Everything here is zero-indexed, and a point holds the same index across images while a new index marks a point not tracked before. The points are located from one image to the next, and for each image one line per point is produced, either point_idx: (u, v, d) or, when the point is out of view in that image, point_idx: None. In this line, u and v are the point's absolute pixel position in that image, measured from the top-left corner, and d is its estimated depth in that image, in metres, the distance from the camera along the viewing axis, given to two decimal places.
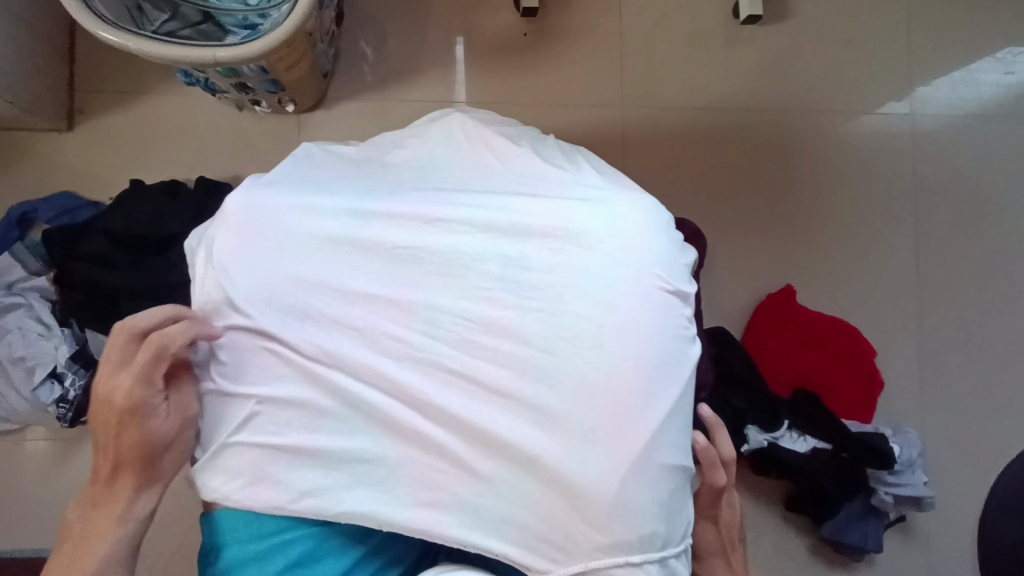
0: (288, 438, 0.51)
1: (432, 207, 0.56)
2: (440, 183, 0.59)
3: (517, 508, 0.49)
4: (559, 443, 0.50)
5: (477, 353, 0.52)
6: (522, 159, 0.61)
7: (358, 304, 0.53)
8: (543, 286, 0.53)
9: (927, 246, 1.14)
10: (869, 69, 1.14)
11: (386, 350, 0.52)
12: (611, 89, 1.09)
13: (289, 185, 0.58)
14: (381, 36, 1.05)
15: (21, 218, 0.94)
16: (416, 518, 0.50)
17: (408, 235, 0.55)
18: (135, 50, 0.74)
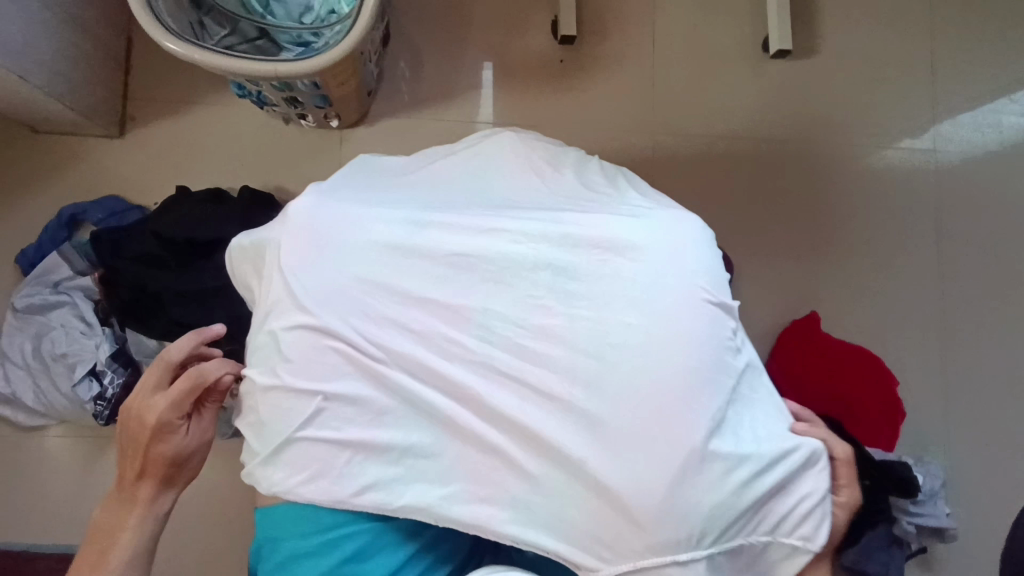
0: (350, 435, 0.53)
1: (488, 218, 0.58)
2: (492, 198, 0.61)
3: (568, 507, 0.52)
4: (608, 448, 0.51)
5: (528, 358, 0.54)
6: (568, 181, 0.64)
7: (417, 307, 0.56)
8: (591, 295, 0.55)
9: (949, 279, 1.15)
10: (893, 105, 1.18)
11: (441, 353, 0.54)
12: (642, 115, 1.12)
13: (349, 194, 0.60)
14: (422, 58, 1.09)
15: (71, 218, 0.98)
16: (469, 512, 0.53)
17: (464, 244, 0.57)
18: (199, 61, 0.78)
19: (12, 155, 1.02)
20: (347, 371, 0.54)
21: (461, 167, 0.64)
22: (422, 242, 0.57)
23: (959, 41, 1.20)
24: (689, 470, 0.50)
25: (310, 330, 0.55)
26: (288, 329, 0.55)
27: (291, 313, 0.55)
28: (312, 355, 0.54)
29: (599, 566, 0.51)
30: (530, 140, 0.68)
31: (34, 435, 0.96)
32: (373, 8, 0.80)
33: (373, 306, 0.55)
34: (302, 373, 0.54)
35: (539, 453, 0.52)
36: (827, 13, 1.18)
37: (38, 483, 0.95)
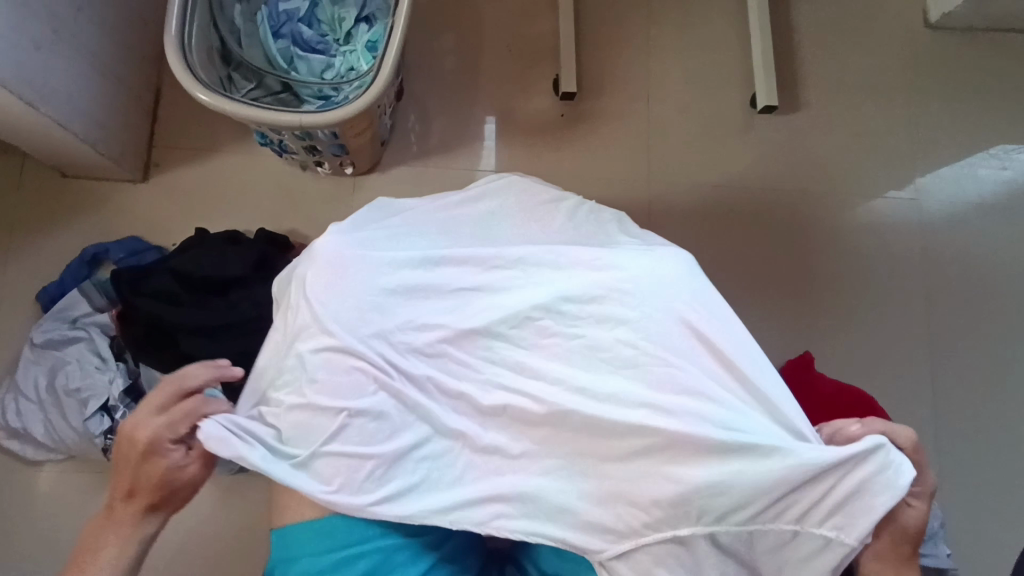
0: (367, 448, 0.56)
1: (499, 253, 0.62)
2: (500, 235, 0.66)
3: (575, 500, 0.55)
4: (609, 447, 0.55)
5: (526, 372, 0.58)
6: (569, 222, 0.68)
7: (428, 329, 0.59)
8: (588, 316, 0.59)
9: (936, 323, 1.19)
10: (875, 158, 1.25)
11: (452, 371, 0.58)
12: (638, 166, 1.19)
13: (367, 232, 0.65)
14: (432, 111, 1.17)
15: (93, 257, 1.02)
16: (483, 511, 0.56)
17: (477, 277, 0.61)
18: (228, 112, 0.84)
19: (40, 198, 1.07)
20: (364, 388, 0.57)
21: (469, 208, 0.69)
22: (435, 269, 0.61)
23: (932, 100, 1.28)
24: (682, 460, 0.54)
25: (329, 353, 0.58)
26: (309, 353, 0.59)
27: (311, 339, 0.59)
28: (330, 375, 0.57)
29: (605, 547, 0.55)
30: (535, 185, 0.72)
31: (43, 469, 0.98)
32: (391, 66, 0.86)
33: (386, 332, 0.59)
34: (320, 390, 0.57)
35: (541, 456, 0.57)
36: (810, 74, 1.26)
37: (45, 517, 0.96)
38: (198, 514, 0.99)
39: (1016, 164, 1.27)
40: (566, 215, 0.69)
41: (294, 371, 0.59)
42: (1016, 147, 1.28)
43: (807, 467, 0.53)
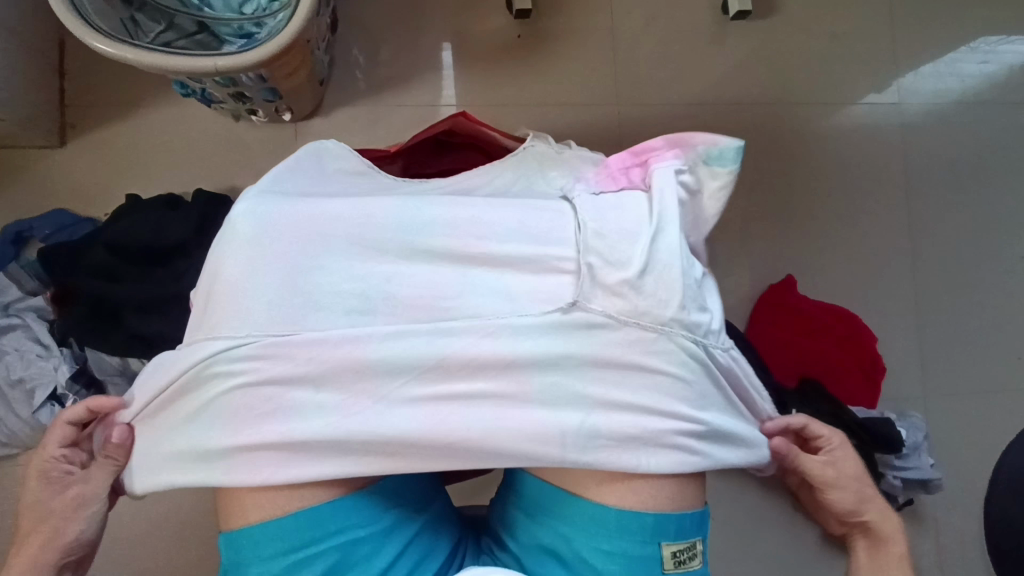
0: (270, 386, 0.50)
1: (446, 304, 0.51)
2: (484, 220, 0.54)
3: (456, 362, 0.50)
4: (506, 383, 0.51)
5: (457, 373, 0.50)
6: (621, 215, 0.56)
7: (399, 271, 0.53)
8: (574, 371, 0.51)
9: (920, 235, 1.16)
10: (855, 61, 1.16)
11: (411, 384, 0.50)
12: (605, 89, 1.10)
13: (314, 181, 0.60)
14: (372, 42, 1.05)
15: (17, 236, 0.93)
16: (349, 410, 0.50)
17: (438, 386, 0.50)
18: (134, 61, 0.73)
19: None
20: (307, 453, 0.50)
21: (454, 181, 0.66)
22: (410, 251, 0.53)
23: None
24: (606, 370, 0.51)
25: (269, 380, 0.50)
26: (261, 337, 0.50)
27: (249, 333, 0.51)
28: (284, 368, 0.50)
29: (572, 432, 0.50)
30: (530, 157, 0.65)
31: (11, 463, 0.94)
32: None
33: (343, 298, 0.51)
34: (266, 425, 0.50)
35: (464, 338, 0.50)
36: None
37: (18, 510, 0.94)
38: (174, 494, 0.96)
39: (999, 57, 1.19)
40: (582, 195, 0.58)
41: (225, 365, 0.50)
42: (1001, 38, 1.20)
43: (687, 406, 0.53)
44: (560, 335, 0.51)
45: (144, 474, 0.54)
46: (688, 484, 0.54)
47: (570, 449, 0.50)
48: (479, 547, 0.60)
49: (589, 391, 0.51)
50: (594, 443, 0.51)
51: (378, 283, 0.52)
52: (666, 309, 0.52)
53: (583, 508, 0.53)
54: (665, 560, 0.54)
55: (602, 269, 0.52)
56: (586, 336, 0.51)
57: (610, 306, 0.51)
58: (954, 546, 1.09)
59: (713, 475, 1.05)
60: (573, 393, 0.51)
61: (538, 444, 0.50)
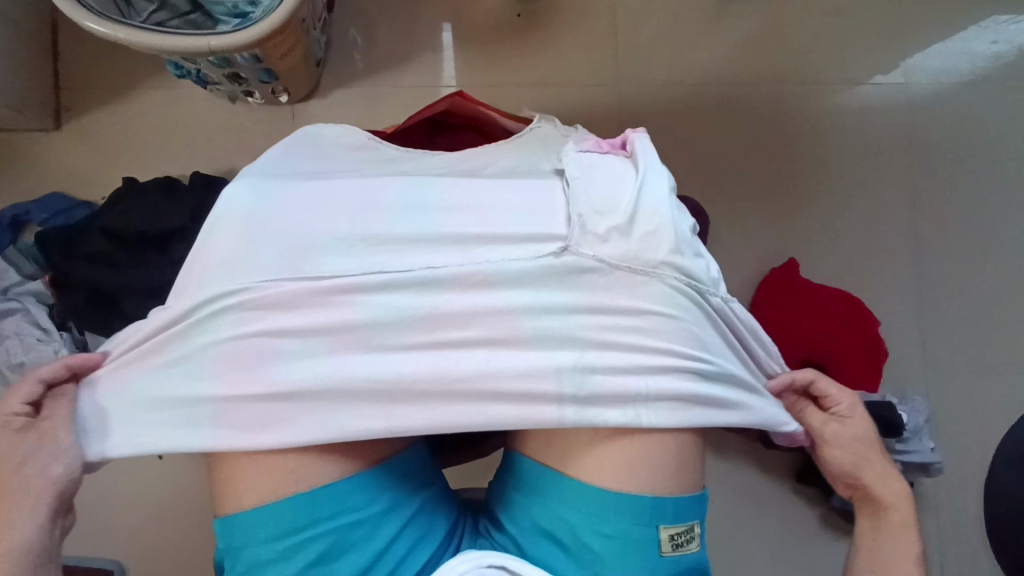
0: (266, 326, 0.50)
1: (436, 255, 0.51)
2: (482, 197, 0.54)
3: (446, 316, 0.50)
4: (499, 329, 0.51)
5: (449, 327, 0.50)
6: (606, 173, 0.56)
7: (398, 229, 0.52)
8: (564, 318, 0.51)
9: (925, 218, 1.14)
10: (862, 39, 1.14)
11: (403, 332, 0.50)
12: (606, 70, 1.08)
13: (304, 157, 0.59)
14: (369, 22, 1.03)
15: (14, 220, 0.92)
16: (344, 362, 0.50)
17: (434, 336, 0.50)
18: (126, 40, 0.71)
19: None
20: (303, 398, 0.50)
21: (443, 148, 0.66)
22: (404, 215, 0.53)
23: None
24: (603, 296, 0.52)
25: (267, 329, 0.50)
26: (266, 283, 0.50)
27: (241, 284, 0.50)
28: (278, 314, 0.50)
29: (565, 387, 0.50)
30: (536, 138, 0.64)
31: None
32: None
33: (341, 253, 0.51)
34: (263, 369, 0.50)
35: (455, 294, 0.51)
36: None
37: None
38: (174, 477, 0.96)
39: (1010, 36, 1.17)
40: (572, 157, 0.57)
41: (215, 310, 0.50)
42: (1011, 17, 1.17)
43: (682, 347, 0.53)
44: (553, 277, 0.52)
45: (117, 432, 0.51)
46: (688, 468, 0.55)
47: (568, 417, 0.51)
48: (478, 530, 0.60)
49: (584, 331, 0.51)
50: (588, 402, 0.51)
51: (375, 259, 0.51)
52: (656, 252, 0.53)
53: (581, 491, 0.53)
54: (663, 543, 0.53)
55: (592, 219, 0.53)
56: (576, 279, 0.52)
57: (604, 251, 0.52)
58: (954, 530, 1.10)
59: (712, 459, 1.05)
60: (569, 329, 0.51)
61: (535, 383, 0.50)
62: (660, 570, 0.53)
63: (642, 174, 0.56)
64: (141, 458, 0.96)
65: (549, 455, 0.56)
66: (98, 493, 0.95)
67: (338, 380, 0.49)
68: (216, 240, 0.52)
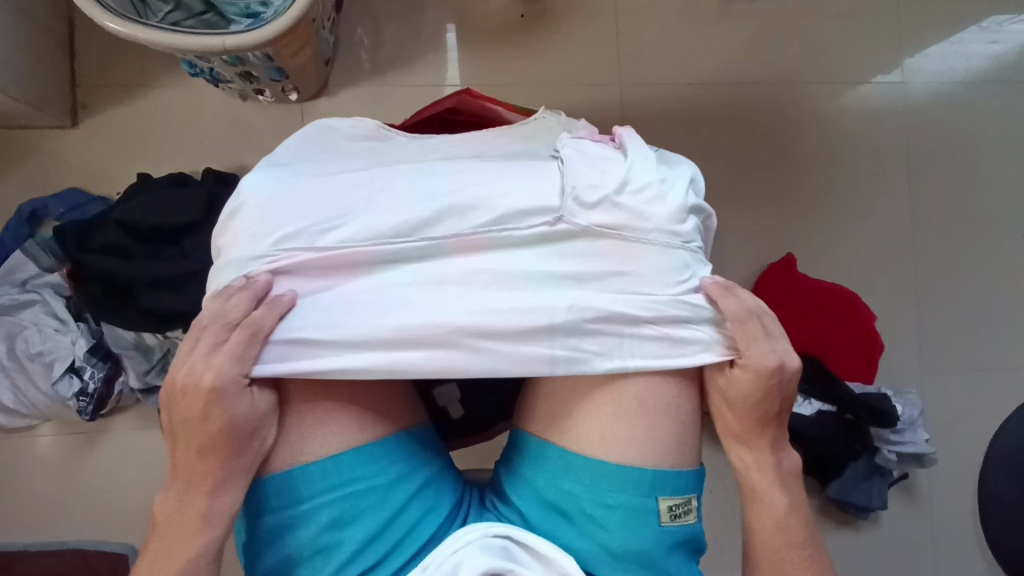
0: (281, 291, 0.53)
1: (436, 218, 0.54)
2: (483, 173, 0.57)
3: (444, 278, 0.54)
4: (496, 286, 0.54)
5: (448, 288, 0.54)
6: (598, 152, 0.59)
7: (402, 201, 0.55)
8: (557, 276, 0.54)
9: (921, 215, 1.16)
10: (860, 39, 1.16)
11: (410, 293, 0.54)
12: (608, 68, 1.11)
13: (317, 145, 0.62)
14: (377, 23, 1.06)
15: (32, 214, 0.95)
16: (349, 319, 0.52)
17: (434, 294, 0.53)
18: (145, 40, 0.74)
19: None
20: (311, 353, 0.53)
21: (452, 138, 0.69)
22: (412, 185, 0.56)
23: None
24: (595, 256, 0.55)
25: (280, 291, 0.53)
26: (279, 250, 0.54)
27: (265, 251, 0.54)
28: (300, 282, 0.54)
29: (557, 334, 0.53)
30: (539, 130, 0.67)
31: (30, 433, 0.98)
32: None
33: (355, 220, 0.54)
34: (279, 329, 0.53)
35: (454, 259, 0.55)
36: None
37: (37, 478, 0.97)
38: None
39: (1007, 37, 1.19)
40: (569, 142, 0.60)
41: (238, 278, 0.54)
42: (1007, 18, 1.19)
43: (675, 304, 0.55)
44: (548, 245, 0.55)
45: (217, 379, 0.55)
46: (689, 441, 0.58)
47: (561, 365, 0.54)
48: (483, 504, 0.62)
49: (576, 290, 0.54)
50: (580, 349, 0.54)
51: (379, 220, 0.54)
52: (645, 218, 0.55)
53: (584, 461, 0.56)
54: (662, 513, 0.56)
55: (585, 193, 0.55)
56: (570, 246, 0.55)
57: (596, 219, 0.55)
58: (947, 520, 1.12)
59: (711, 449, 1.07)
60: (560, 285, 0.54)
61: (533, 341, 0.54)
62: (661, 539, 0.56)
63: (633, 153, 0.59)
64: (153, 446, 0.99)
65: (551, 433, 0.58)
66: (112, 478, 0.98)
67: (351, 332, 0.52)
68: (239, 212, 0.56)
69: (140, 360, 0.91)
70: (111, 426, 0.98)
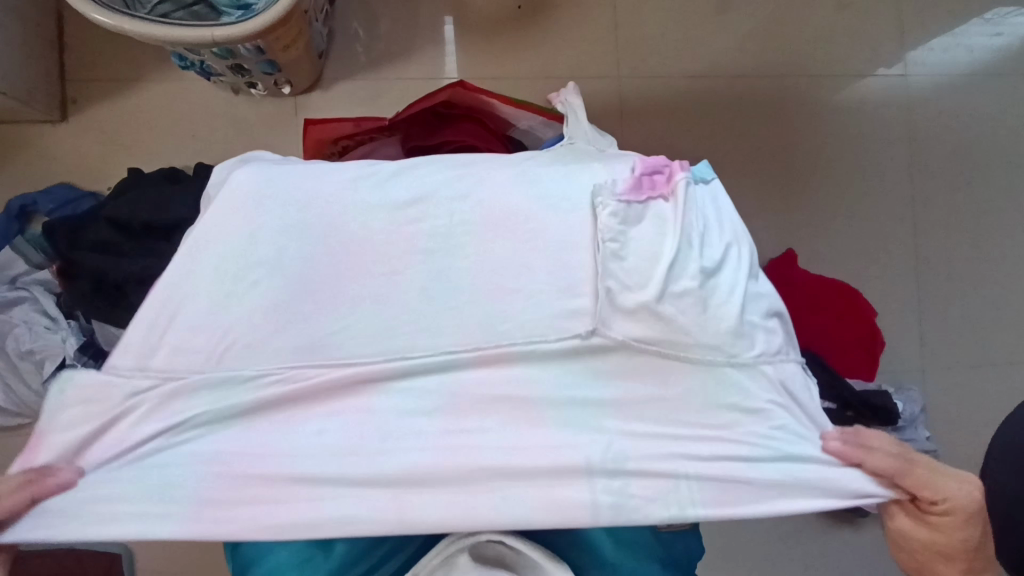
0: (277, 418, 0.54)
1: (465, 333, 0.57)
2: (511, 262, 0.60)
3: (458, 395, 0.55)
4: (516, 414, 0.54)
5: (461, 415, 0.54)
6: (643, 227, 0.61)
7: (420, 299, 0.58)
8: (589, 401, 0.55)
9: (924, 210, 1.15)
10: (862, 31, 1.15)
11: (420, 425, 0.54)
12: (607, 62, 1.09)
13: (323, 203, 0.61)
14: (372, 15, 1.04)
15: (21, 210, 0.94)
16: (343, 466, 0.52)
17: (445, 428, 0.54)
18: (132, 32, 0.73)
19: None
20: (304, 482, 0.52)
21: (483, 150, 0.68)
22: (420, 286, 0.58)
23: None
24: (632, 383, 0.56)
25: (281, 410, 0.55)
26: (276, 369, 0.55)
27: (273, 367, 0.55)
28: (300, 408, 0.55)
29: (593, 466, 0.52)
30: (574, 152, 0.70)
31: (24, 433, 0.97)
32: None
33: (368, 328, 0.57)
34: (273, 441, 0.53)
35: (464, 370, 0.56)
36: None
37: None
38: None
39: (1010, 28, 1.17)
40: (613, 202, 0.61)
41: (230, 383, 0.55)
42: (1011, 9, 1.18)
43: (729, 437, 0.55)
44: (577, 359, 0.57)
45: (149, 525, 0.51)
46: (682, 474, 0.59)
47: (602, 511, 0.52)
48: None
49: (614, 421, 0.55)
50: (618, 473, 0.53)
51: (399, 326, 0.57)
52: (687, 338, 0.56)
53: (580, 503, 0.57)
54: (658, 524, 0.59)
55: (619, 295, 0.58)
56: (599, 363, 0.57)
57: (630, 330, 0.57)
58: None
59: None
60: (586, 395, 0.55)
61: (565, 481, 0.52)
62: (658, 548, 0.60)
63: (678, 242, 0.59)
64: None
65: None
66: None
67: (346, 463, 0.52)
68: (250, 304, 0.58)
69: None
70: None
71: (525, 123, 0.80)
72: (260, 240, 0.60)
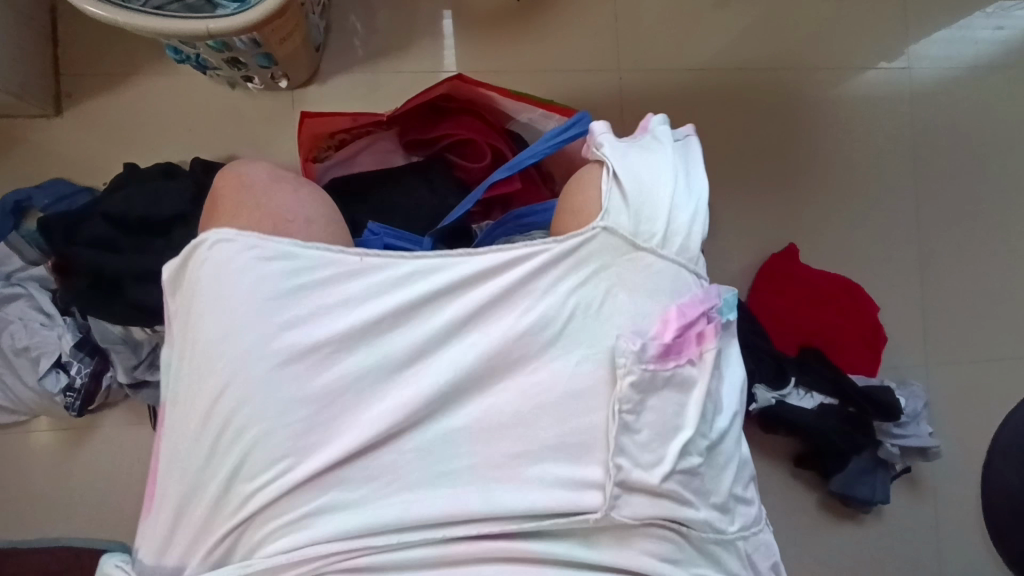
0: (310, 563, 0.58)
1: (480, 490, 0.62)
2: (528, 418, 0.63)
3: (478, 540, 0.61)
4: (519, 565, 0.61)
5: (472, 545, 0.61)
6: (660, 399, 0.64)
7: (428, 467, 0.62)
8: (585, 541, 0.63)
9: (927, 206, 1.14)
10: (865, 25, 1.13)
11: (439, 555, 0.60)
12: (608, 56, 1.08)
13: (333, 361, 0.61)
14: (369, 8, 1.03)
15: (16, 206, 0.92)
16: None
17: (464, 548, 0.60)
18: (126, 24, 0.72)
19: None
20: None
21: (502, 278, 0.64)
22: (427, 440, 0.62)
23: None
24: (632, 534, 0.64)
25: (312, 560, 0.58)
26: (315, 537, 0.59)
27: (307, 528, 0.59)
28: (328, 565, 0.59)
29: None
30: (601, 251, 0.64)
31: (20, 431, 0.96)
32: None
33: (394, 487, 0.61)
34: None
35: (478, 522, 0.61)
36: None
37: (28, 475, 0.96)
38: None
39: (1014, 22, 1.16)
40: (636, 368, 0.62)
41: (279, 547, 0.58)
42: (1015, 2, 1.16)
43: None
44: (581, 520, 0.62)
45: None
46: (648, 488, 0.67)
47: None
48: None
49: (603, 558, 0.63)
50: None
51: (429, 494, 0.61)
52: (685, 508, 0.64)
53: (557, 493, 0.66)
54: None
55: (631, 473, 0.62)
56: (599, 534, 0.64)
57: (638, 509, 0.63)
58: (952, 513, 1.10)
59: None
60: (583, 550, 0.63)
61: None
62: None
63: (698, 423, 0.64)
64: (145, 442, 0.97)
65: None
66: (102, 477, 0.96)
67: None
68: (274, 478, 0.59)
69: (129, 354, 0.89)
70: (102, 422, 0.97)
71: (525, 117, 0.79)
72: (281, 404, 0.59)
